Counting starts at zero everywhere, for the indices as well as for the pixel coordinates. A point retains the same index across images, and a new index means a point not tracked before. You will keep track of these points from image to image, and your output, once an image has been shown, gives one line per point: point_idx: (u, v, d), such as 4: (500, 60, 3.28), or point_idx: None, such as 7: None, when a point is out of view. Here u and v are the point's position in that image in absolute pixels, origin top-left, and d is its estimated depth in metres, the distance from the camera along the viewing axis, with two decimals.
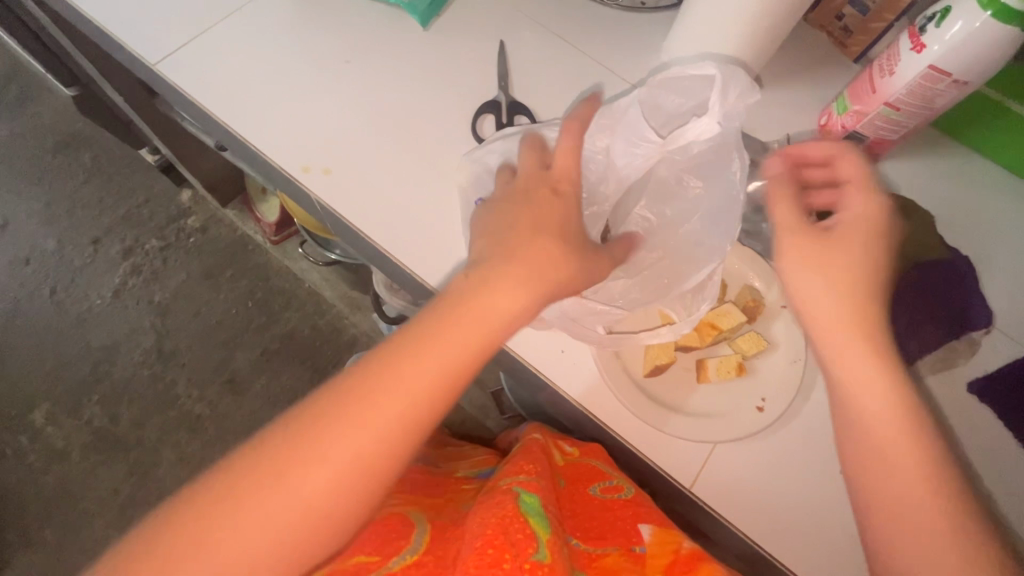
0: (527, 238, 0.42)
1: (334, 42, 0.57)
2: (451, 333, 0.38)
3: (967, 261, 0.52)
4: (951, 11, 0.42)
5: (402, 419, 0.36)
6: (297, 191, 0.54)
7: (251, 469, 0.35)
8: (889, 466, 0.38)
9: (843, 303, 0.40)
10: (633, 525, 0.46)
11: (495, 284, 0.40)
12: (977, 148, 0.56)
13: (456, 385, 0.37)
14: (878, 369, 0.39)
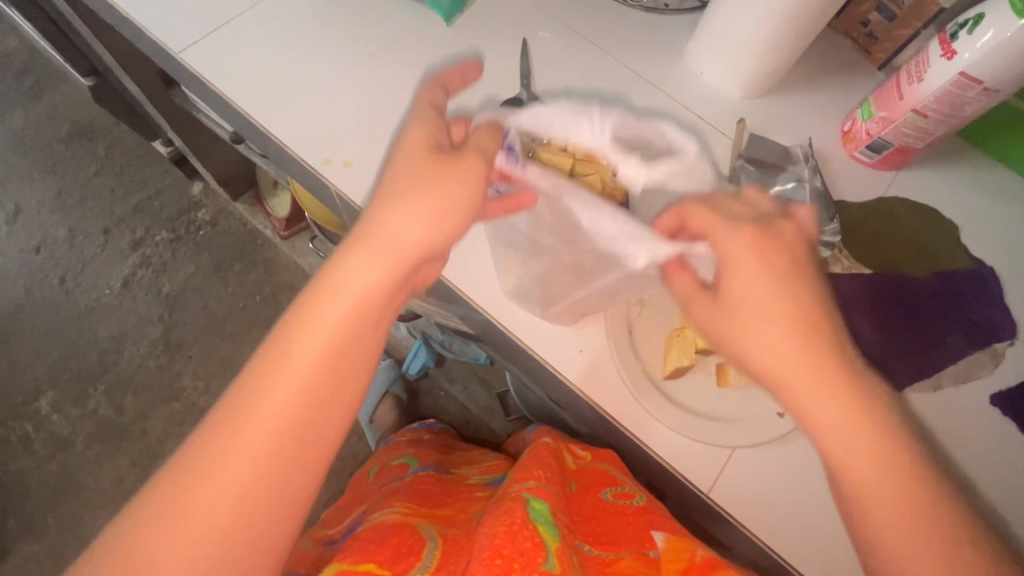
0: (395, 208, 0.36)
1: (358, 36, 0.57)
2: (311, 329, 0.34)
3: (991, 273, 0.51)
4: (984, 18, 0.42)
5: (297, 401, 0.33)
6: (317, 183, 0.54)
7: (149, 509, 0.30)
8: (872, 520, 0.33)
9: (786, 342, 0.35)
10: (646, 532, 0.44)
11: (372, 240, 0.36)
12: (1001, 157, 0.56)
13: (342, 350, 0.34)
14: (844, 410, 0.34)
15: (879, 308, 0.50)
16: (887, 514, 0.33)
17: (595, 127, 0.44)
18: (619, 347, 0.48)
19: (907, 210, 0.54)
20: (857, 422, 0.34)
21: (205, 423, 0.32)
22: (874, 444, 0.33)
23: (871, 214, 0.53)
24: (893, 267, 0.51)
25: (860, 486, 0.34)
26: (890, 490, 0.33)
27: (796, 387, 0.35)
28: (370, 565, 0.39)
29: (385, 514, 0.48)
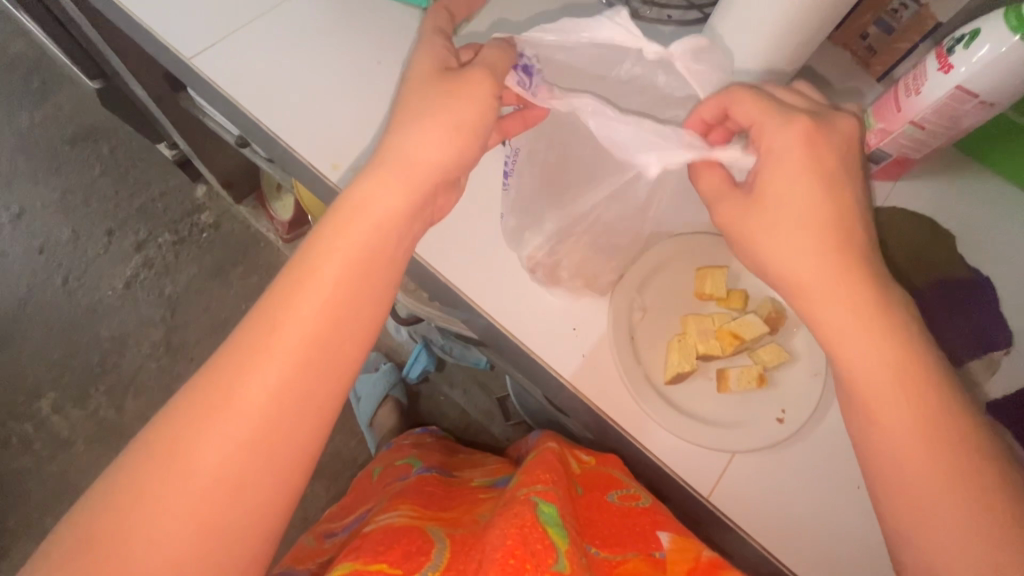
0: (412, 132, 0.39)
1: (367, 44, 0.58)
2: (339, 242, 0.37)
3: (988, 283, 0.52)
4: (980, 34, 0.43)
5: (327, 305, 0.36)
6: (325, 189, 0.54)
7: (199, 392, 0.35)
8: (878, 413, 0.37)
9: (807, 249, 0.38)
10: (652, 532, 0.45)
11: (393, 164, 0.39)
12: (997, 169, 0.56)
13: (367, 264, 0.38)
14: (853, 310, 0.37)
15: None
16: (891, 412, 0.37)
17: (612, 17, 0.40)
18: (620, 347, 0.48)
19: (907, 219, 0.54)
20: (867, 327, 0.37)
21: (240, 336, 0.36)
22: (879, 344, 0.37)
23: (872, 223, 0.54)
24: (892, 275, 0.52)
25: (870, 385, 0.37)
26: (887, 387, 0.37)
27: (811, 291, 0.38)
28: (382, 565, 0.40)
29: (392, 516, 0.48)
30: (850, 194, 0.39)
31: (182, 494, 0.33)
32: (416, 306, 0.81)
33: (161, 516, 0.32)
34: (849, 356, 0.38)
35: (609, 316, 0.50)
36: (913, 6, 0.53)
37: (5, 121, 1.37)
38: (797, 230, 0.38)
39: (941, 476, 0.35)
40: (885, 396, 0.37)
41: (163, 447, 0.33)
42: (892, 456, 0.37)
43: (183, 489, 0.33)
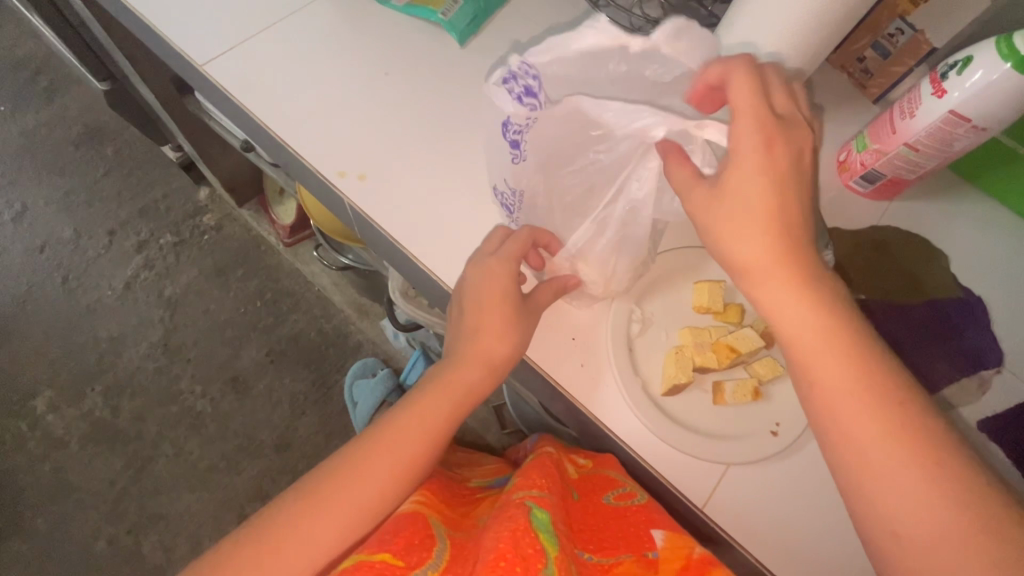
0: (483, 332, 0.47)
1: (377, 54, 0.59)
2: (416, 424, 0.46)
3: (979, 302, 0.53)
4: (972, 60, 0.44)
5: (395, 474, 0.44)
6: (332, 195, 0.55)
7: (277, 520, 0.42)
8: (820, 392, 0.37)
9: (758, 239, 0.38)
10: (645, 531, 0.45)
11: (469, 360, 0.47)
12: (989, 191, 0.58)
13: (434, 445, 0.46)
14: (797, 312, 0.38)
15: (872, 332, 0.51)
16: (829, 380, 0.37)
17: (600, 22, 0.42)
18: (618, 359, 0.49)
19: (902, 239, 0.56)
20: (813, 308, 0.38)
21: (331, 472, 0.44)
22: (814, 323, 0.38)
23: (868, 243, 0.55)
24: (886, 293, 0.53)
25: (817, 362, 0.37)
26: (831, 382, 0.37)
27: (757, 270, 0.39)
28: (386, 556, 0.40)
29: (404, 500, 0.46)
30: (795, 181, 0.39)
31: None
32: (415, 313, 0.81)
33: None
34: (795, 340, 0.38)
35: (610, 328, 0.51)
36: (909, 31, 0.55)
37: (11, 120, 1.39)
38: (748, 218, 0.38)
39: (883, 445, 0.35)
40: (825, 366, 0.37)
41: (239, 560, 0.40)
42: (834, 420, 0.37)
43: None
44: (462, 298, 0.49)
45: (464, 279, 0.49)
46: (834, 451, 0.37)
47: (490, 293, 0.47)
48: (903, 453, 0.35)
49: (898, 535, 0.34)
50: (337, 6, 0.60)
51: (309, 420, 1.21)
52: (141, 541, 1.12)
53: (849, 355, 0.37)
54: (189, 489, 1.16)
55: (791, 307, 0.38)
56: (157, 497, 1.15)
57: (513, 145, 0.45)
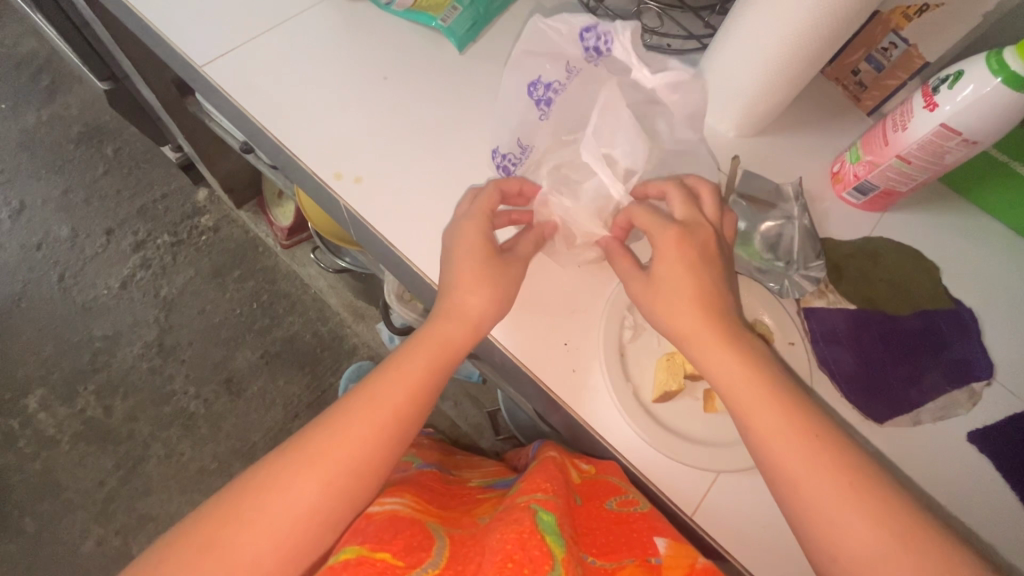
0: (466, 292, 0.47)
1: (377, 57, 0.59)
2: (401, 377, 0.45)
3: (970, 314, 0.53)
4: (963, 75, 0.45)
5: (380, 427, 0.44)
6: (328, 197, 0.56)
7: (262, 479, 0.41)
8: (757, 437, 0.41)
9: (689, 310, 0.44)
10: (648, 537, 0.44)
11: (454, 315, 0.48)
12: (980, 205, 0.58)
13: (421, 398, 0.46)
14: (731, 371, 0.43)
15: (863, 342, 0.52)
16: (771, 424, 0.41)
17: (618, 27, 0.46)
18: (609, 365, 0.49)
19: (893, 250, 0.56)
20: (739, 357, 0.43)
21: (319, 423, 0.44)
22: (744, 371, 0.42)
23: (860, 252, 0.56)
24: (878, 303, 0.53)
25: (744, 404, 0.42)
26: (771, 427, 0.41)
27: (699, 341, 0.44)
28: (386, 555, 0.39)
29: (396, 502, 0.46)
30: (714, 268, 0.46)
31: (241, 554, 0.39)
32: (411, 317, 0.82)
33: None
34: (726, 385, 0.43)
35: (601, 334, 0.51)
36: (902, 46, 0.56)
37: (12, 118, 1.39)
38: (677, 300, 0.45)
39: (822, 478, 0.38)
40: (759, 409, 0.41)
41: (222, 520, 0.39)
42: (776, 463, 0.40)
43: (228, 558, 0.38)
44: (448, 255, 0.50)
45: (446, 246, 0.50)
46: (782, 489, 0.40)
47: (466, 248, 0.49)
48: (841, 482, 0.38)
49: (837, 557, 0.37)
50: (339, 11, 0.61)
51: (303, 423, 1.21)
52: (130, 542, 1.11)
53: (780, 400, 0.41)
54: (180, 490, 1.15)
55: (724, 367, 0.43)
56: (147, 498, 1.14)
57: (543, 101, 0.51)
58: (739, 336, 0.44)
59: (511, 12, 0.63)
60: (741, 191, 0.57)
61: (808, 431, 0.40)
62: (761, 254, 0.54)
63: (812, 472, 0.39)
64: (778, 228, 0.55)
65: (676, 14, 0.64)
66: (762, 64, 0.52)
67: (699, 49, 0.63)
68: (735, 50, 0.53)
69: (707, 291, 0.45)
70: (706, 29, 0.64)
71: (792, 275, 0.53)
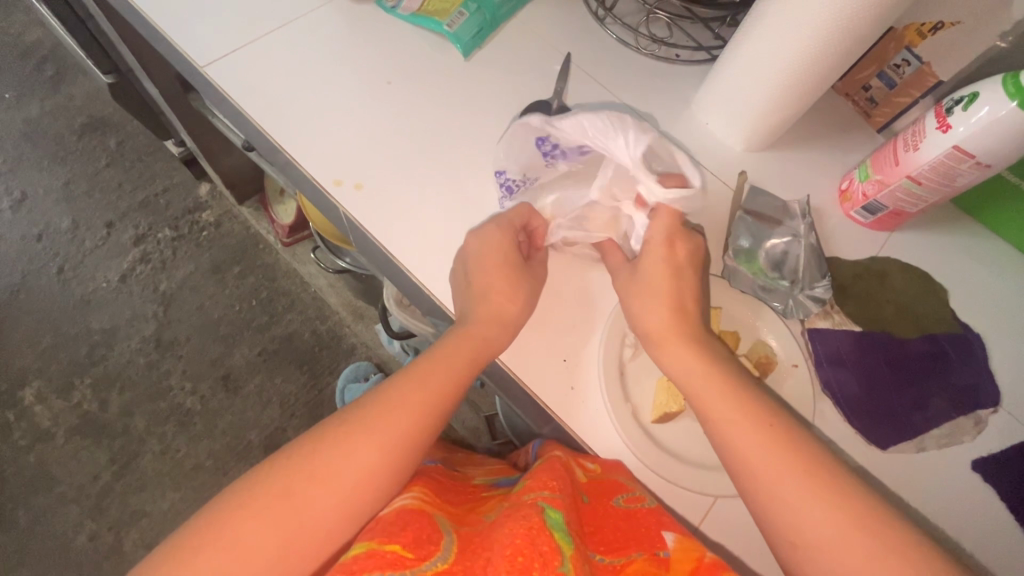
0: (495, 286, 0.49)
1: (382, 62, 0.59)
2: (432, 368, 0.46)
3: (977, 339, 0.52)
4: (979, 96, 0.44)
5: (416, 414, 0.43)
6: (327, 203, 0.55)
7: (291, 462, 0.40)
8: (713, 424, 0.43)
9: (661, 309, 0.47)
10: (655, 534, 0.42)
11: (485, 310, 0.49)
12: (991, 226, 0.57)
13: (453, 388, 0.46)
14: (691, 367, 0.44)
15: (866, 365, 0.51)
16: (726, 411, 0.42)
17: (628, 140, 0.46)
18: (608, 385, 0.48)
19: (901, 272, 0.55)
20: (699, 355, 0.45)
21: (347, 417, 0.43)
22: (706, 365, 0.44)
23: (865, 273, 0.55)
24: (885, 326, 0.52)
25: (699, 394, 0.44)
26: (727, 416, 0.42)
27: (663, 337, 0.46)
28: (397, 547, 0.37)
29: (405, 497, 0.43)
30: (693, 279, 0.48)
31: (268, 539, 0.37)
32: (409, 322, 0.81)
33: (222, 559, 0.36)
34: (686, 380, 0.45)
35: (599, 353, 0.50)
36: (915, 63, 0.55)
37: (15, 108, 1.38)
38: (658, 295, 0.47)
39: (783, 464, 0.39)
40: (716, 400, 0.43)
41: (251, 502, 0.38)
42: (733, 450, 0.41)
43: (253, 542, 0.37)
44: (467, 259, 0.51)
45: (457, 261, 0.51)
46: (742, 479, 0.41)
47: (479, 257, 0.50)
48: (796, 464, 0.39)
49: (797, 543, 0.38)
50: (344, 12, 0.60)
51: (299, 422, 1.21)
52: (122, 538, 1.11)
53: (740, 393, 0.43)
54: (174, 487, 1.15)
55: (685, 363, 0.45)
56: (141, 494, 1.14)
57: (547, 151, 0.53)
58: (700, 337, 0.46)
59: (517, 18, 0.62)
60: (746, 208, 0.56)
61: (760, 419, 0.42)
62: (766, 273, 0.53)
63: (776, 463, 0.40)
64: (785, 246, 0.54)
65: (685, 24, 0.63)
66: (770, 79, 0.51)
67: (709, 60, 0.62)
68: (744, 63, 0.52)
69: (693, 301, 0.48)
70: (715, 41, 0.63)
71: (797, 296, 0.52)
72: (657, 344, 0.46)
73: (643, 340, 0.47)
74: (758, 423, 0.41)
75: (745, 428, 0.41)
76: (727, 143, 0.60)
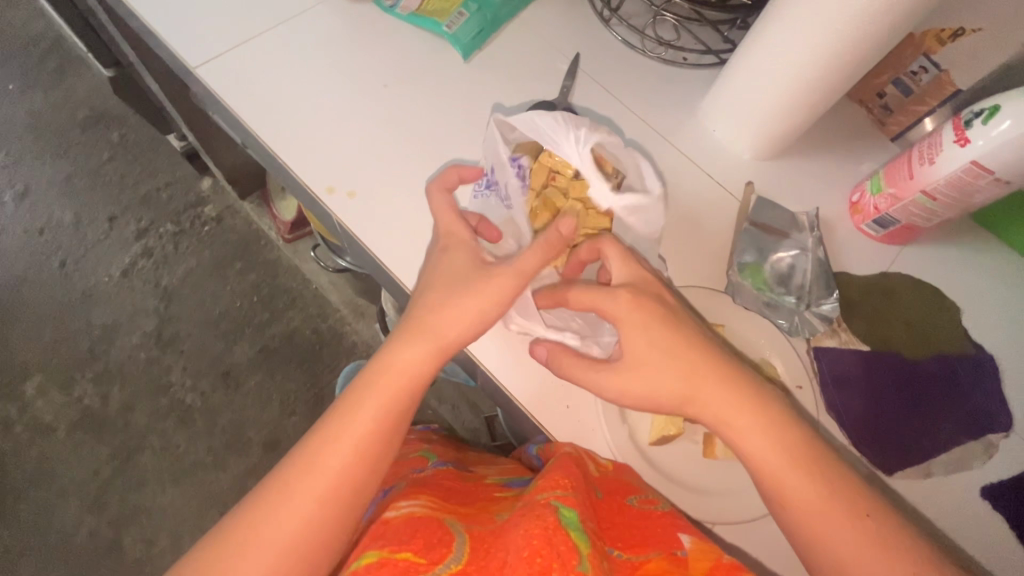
0: (437, 309, 0.44)
1: (379, 64, 0.57)
2: (359, 413, 0.42)
3: (990, 360, 0.50)
4: (999, 110, 0.42)
5: (344, 470, 0.40)
6: (320, 210, 0.54)
7: (218, 542, 0.39)
8: (791, 512, 0.40)
9: (675, 378, 0.42)
10: (672, 534, 0.41)
11: (415, 338, 0.44)
12: (1007, 241, 0.55)
13: (386, 430, 0.42)
14: (759, 449, 0.41)
15: (873, 385, 0.49)
16: (805, 502, 0.40)
17: (581, 136, 0.46)
18: (606, 405, 0.48)
19: (910, 288, 0.53)
20: (764, 438, 0.41)
21: (273, 483, 0.41)
22: (773, 445, 0.41)
23: (873, 290, 0.53)
24: (894, 346, 0.50)
25: (771, 478, 0.41)
26: (808, 507, 0.39)
27: (712, 404, 0.42)
28: (408, 554, 0.38)
29: (412, 505, 0.44)
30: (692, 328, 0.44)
31: None
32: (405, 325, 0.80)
33: None
34: (756, 463, 0.41)
35: None
36: (933, 70, 0.53)
37: (18, 100, 1.37)
38: (672, 364, 0.42)
39: (865, 556, 0.38)
40: (796, 490, 0.40)
41: None
42: (816, 540, 0.39)
43: None
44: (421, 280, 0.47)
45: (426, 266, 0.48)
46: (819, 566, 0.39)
47: (439, 274, 0.46)
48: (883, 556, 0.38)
49: None
50: (342, 12, 0.58)
51: (299, 420, 1.20)
52: (121, 533, 1.11)
53: (815, 480, 0.40)
54: (174, 483, 1.15)
55: (753, 447, 0.41)
56: (141, 489, 1.14)
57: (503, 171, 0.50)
58: (763, 406, 0.42)
59: (520, 19, 0.60)
60: (753, 219, 0.54)
61: (841, 508, 0.39)
62: (771, 286, 0.51)
63: (862, 558, 0.38)
64: (791, 260, 0.52)
65: (693, 26, 0.61)
66: (783, 84, 0.49)
67: (717, 64, 0.60)
68: (754, 70, 0.50)
69: (675, 347, 0.43)
70: (724, 44, 0.61)
71: (803, 313, 0.50)
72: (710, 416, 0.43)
73: (680, 407, 0.43)
74: (843, 517, 0.39)
75: (830, 520, 0.39)
76: (732, 151, 0.58)
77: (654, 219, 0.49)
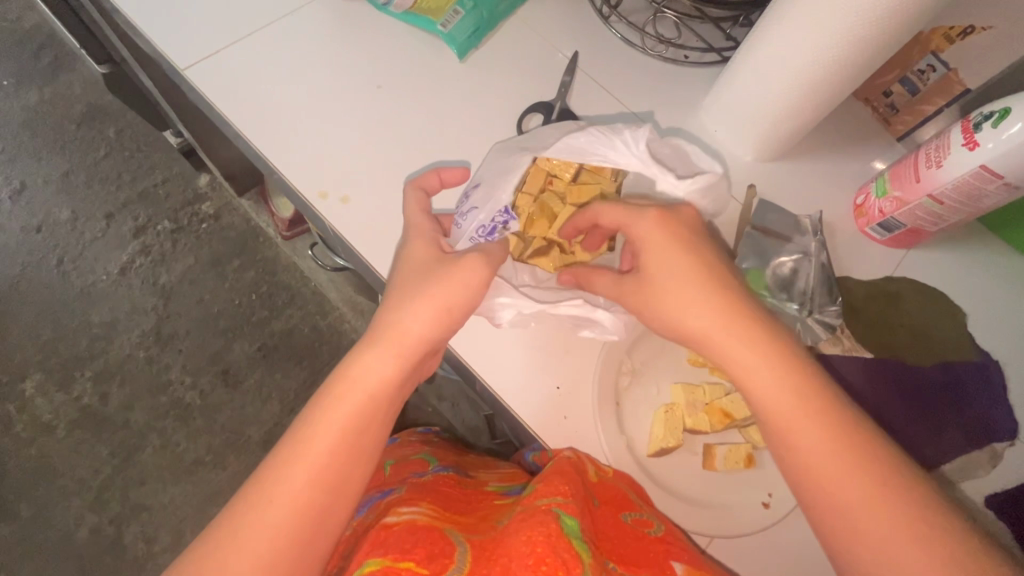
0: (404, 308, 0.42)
1: (372, 64, 0.56)
2: (321, 427, 0.39)
3: (996, 366, 0.49)
4: (1010, 113, 0.40)
5: (308, 489, 0.37)
6: (314, 215, 0.53)
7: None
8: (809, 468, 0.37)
9: (700, 310, 0.41)
10: (664, 561, 0.40)
11: (380, 344, 0.41)
12: (1014, 244, 0.54)
13: (352, 443, 0.39)
14: (777, 397, 0.39)
15: (875, 393, 0.48)
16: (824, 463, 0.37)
17: (627, 139, 0.48)
18: (604, 416, 0.47)
19: (915, 292, 0.52)
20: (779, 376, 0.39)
21: (221, 527, 0.36)
22: (788, 395, 0.39)
23: (876, 294, 0.52)
24: (897, 352, 0.50)
25: (785, 429, 0.38)
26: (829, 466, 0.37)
27: (720, 344, 0.41)
28: (410, 563, 0.37)
29: (414, 511, 0.43)
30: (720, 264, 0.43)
31: None
32: None
33: None
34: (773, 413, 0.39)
35: (597, 380, 0.48)
36: (941, 69, 0.51)
37: (13, 95, 1.36)
38: (691, 294, 0.41)
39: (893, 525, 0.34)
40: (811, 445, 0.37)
41: None
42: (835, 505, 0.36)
43: None
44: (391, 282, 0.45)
45: (396, 260, 0.47)
46: (845, 534, 0.36)
47: (409, 275, 0.44)
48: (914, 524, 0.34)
49: None
50: (334, 10, 0.57)
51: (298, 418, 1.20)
52: (122, 531, 1.12)
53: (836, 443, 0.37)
54: (174, 481, 1.15)
55: (763, 391, 0.39)
56: (142, 487, 1.14)
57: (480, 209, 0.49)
58: (778, 356, 0.40)
59: (518, 16, 0.59)
60: (755, 223, 0.53)
61: (860, 478, 0.36)
62: (772, 291, 0.50)
63: (889, 523, 0.35)
64: (794, 264, 0.51)
65: (695, 23, 0.60)
66: (787, 79, 0.47)
67: (719, 63, 0.59)
68: (755, 70, 0.49)
69: (701, 276, 0.42)
70: (727, 41, 0.59)
71: (806, 319, 0.49)
72: (726, 354, 0.41)
73: (692, 344, 0.42)
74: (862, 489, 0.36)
75: (847, 485, 0.36)
76: (734, 153, 0.57)
77: (721, 196, 0.50)
